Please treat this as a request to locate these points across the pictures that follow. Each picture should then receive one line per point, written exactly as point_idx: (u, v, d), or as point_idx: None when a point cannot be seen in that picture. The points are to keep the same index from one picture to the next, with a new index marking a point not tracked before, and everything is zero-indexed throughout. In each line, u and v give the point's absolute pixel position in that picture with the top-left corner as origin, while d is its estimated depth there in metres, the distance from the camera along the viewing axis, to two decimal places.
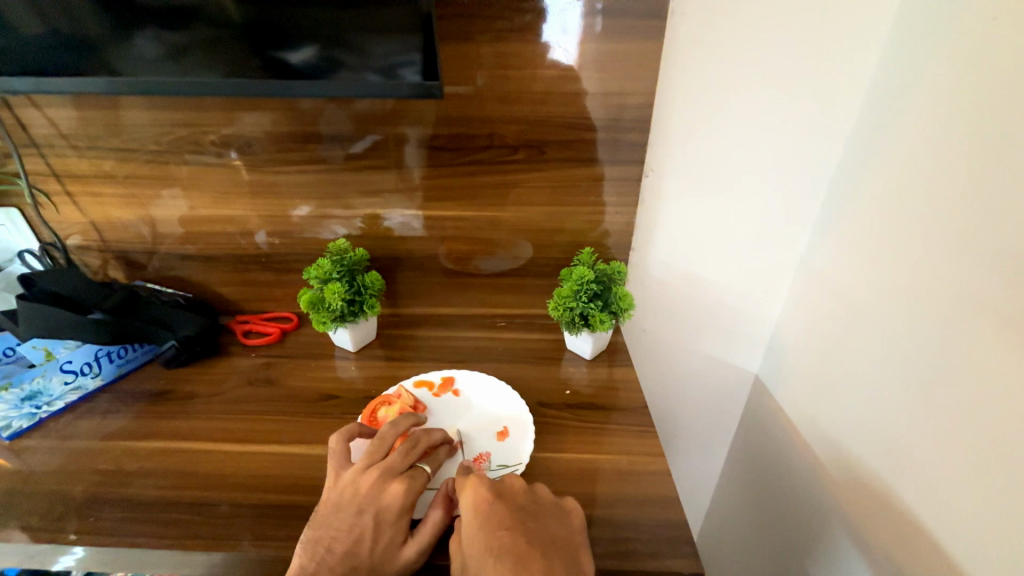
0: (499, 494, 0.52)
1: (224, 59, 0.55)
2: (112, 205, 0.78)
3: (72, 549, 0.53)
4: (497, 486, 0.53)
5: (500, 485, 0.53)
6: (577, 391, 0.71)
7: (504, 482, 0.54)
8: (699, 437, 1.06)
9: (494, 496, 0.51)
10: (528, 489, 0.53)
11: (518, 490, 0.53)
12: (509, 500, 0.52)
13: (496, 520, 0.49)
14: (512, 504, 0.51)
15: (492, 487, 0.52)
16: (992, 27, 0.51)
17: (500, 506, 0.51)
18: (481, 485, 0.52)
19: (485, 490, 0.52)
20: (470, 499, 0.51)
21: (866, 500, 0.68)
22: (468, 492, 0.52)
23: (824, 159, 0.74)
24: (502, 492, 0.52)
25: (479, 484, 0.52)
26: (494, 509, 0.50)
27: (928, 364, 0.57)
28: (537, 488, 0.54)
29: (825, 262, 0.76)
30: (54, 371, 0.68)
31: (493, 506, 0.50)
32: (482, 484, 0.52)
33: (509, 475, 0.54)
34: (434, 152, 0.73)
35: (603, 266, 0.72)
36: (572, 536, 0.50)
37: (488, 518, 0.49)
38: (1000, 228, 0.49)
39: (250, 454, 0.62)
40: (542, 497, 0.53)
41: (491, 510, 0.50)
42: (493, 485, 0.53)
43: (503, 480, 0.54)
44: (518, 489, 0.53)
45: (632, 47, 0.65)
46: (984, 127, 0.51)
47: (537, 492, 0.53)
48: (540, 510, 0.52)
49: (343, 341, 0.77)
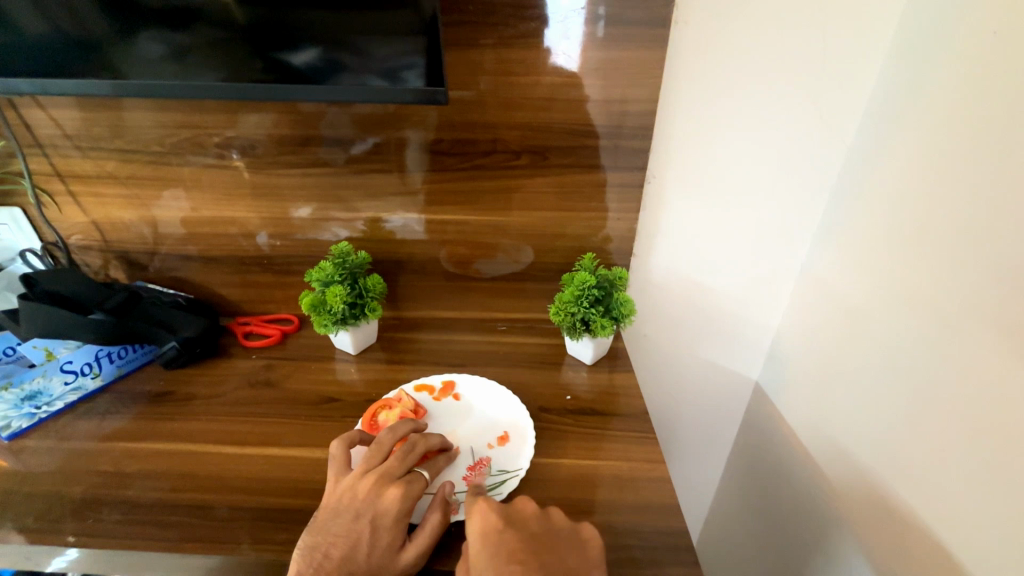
0: (510, 521, 0.51)
1: (226, 61, 0.56)
2: (114, 205, 0.78)
3: (68, 551, 0.53)
4: (508, 512, 0.52)
5: (510, 511, 0.52)
6: (577, 396, 0.71)
7: (514, 508, 0.53)
8: (699, 443, 1.05)
9: (504, 524, 0.50)
10: (540, 514, 0.53)
11: (529, 516, 0.52)
12: (520, 528, 0.51)
13: (506, 549, 0.48)
14: (523, 531, 0.50)
15: (502, 513, 0.52)
16: (993, 39, 0.51)
17: (511, 534, 0.50)
18: (490, 510, 0.51)
19: (494, 516, 0.51)
20: (480, 527, 0.50)
21: (865, 507, 0.68)
22: (477, 517, 0.51)
23: (824, 168, 0.74)
24: (513, 520, 0.51)
25: (488, 509, 0.52)
26: (504, 539, 0.49)
27: (929, 370, 0.57)
28: (550, 513, 0.53)
29: (826, 270, 0.76)
30: (54, 371, 0.68)
31: (504, 533, 0.50)
32: (493, 510, 0.52)
33: (519, 501, 0.54)
34: (435, 156, 0.73)
35: (604, 272, 0.72)
36: (589, 567, 0.48)
37: (498, 547, 0.48)
38: (1000, 236, 0.50)
39: (250, 457, 0.62)
40: (557, 521, 0.52)
41: (500, 537, 0.49)
42: (503, 511, 0.52)
43: (514, 505, 0.53)
44: (529, 514, 0.53)
45: (634, 55, 0.66)
46: (985, 136, 0.51)
47: (550, 517, 0.53)
48: (552, 536, 0.51)
49: (344, 344, 0.77)
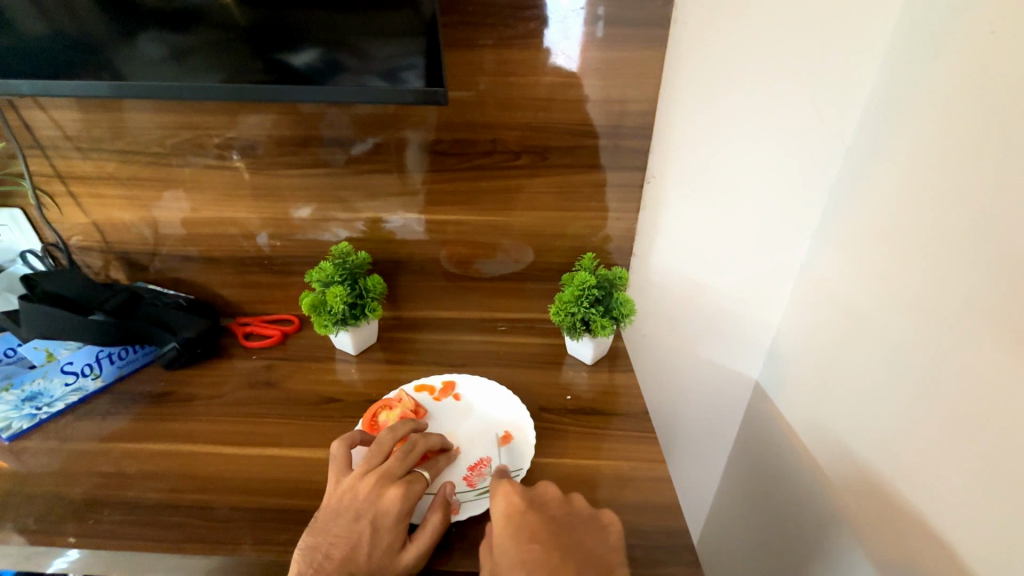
0: (533, 504, 0.51)
1: (227, 62, 0.56)
2: (115, 206, 0.78)
3: (69, 552, 0.53)
4: (531, 495, 0.52)
5: (533, 494, 0.53)
6: (577, 395, 0.71)
7: (537, 491, 0.53)
8: (699, 442, 1.05)
9: (528, 507, 0.51)
10: (562, 499, 0.53)
11: (551, 499, 0.53)
12: (543, 511, 0.51)
13: (530, 531, 0.49)
14: (546, 514, 0.51)
15: (526, 495, 0.52)
16: (992, 38, 0.51)
17: (533, 516, 0.50)
18: (514, 493, 0.52)
19: (518, 498, 0.51)
20: (504, 508, 0.51)
21: (865, 506, 0.68)
22: (501, 499, 0.52)
23: (823, 168, 0.74)
24: (536, 502, 0.52)
25: (512, 492, 0.52)
26: (526, 520, 0.49)
27: (927, 369, 0.58)
28: (571, 498, 0.54)
29: (826, 269, 0.76)
30: (54, 371, 0.68)
31: (527, 515, 0.50)
32: (517, 493, 0.52)
33: (541, 485, 0.54)
34: (435, 157, 0.73)
35: (604, 272, 0.72)
36: (607, 552, 0.49)
37: (521, 527, 0.49)
38: (1000, 235, 0.50)
39: (251, 457, 0.62)
40: (577, 507, 0.53)
41: (524, 518, 0.50)
42: (527, 494, 0.52)
43: (536, 488, 0.54)
44: (551, 498, 0.53)
45: (634, 55, 0.66)
46: (986, 135, 0.51)
47: (571, 502, 0.53)
48: (573, 521, 0.51)
49: (344, 344, 0.77)
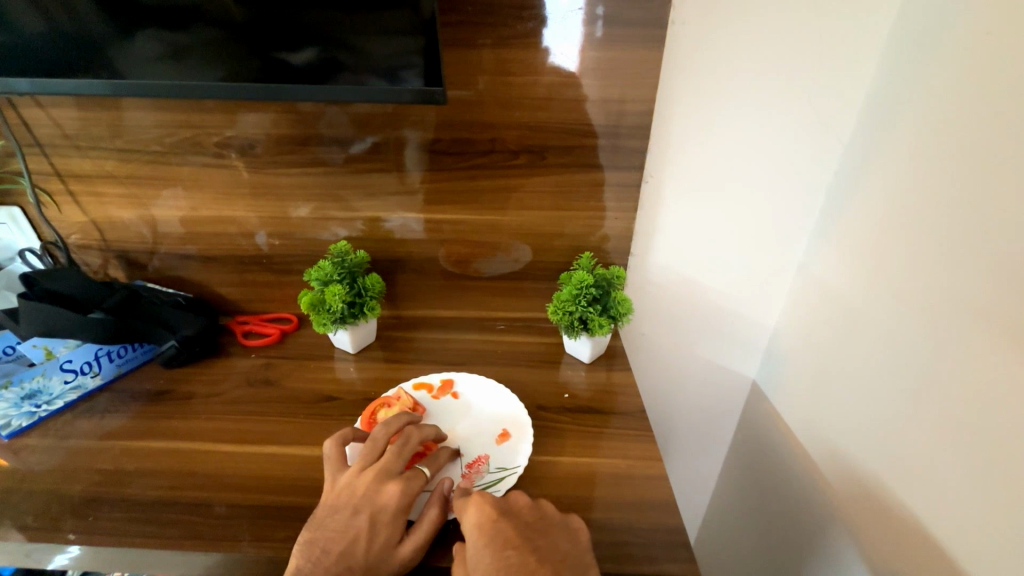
0: (504, 511, 0.52)
1: (225, 60, 0.56)
2: (114, 205, 0.78)
3: (69, 548, 0.53)
4: (504, 503, 0.53)
5: (505, 503, 0.53)
6: (575, 394, 0.71)
7: (509, 500, 0.53)
8: (698, 441, 1.06)
9: (499, 515, 0.51)
10: (533, 505, 0.53)
11: (523, 507, 0.53)
12: (514, 517, 0.51)
13: (503, 539, 0.49)
14: (517, 521, 0.51)
15: (498, 504, 0.52)
16: (990, 39, 0.52)
17: (506, 524, 0.50)
18: (487, 503, 0.52)
19: (489, 507, 0.51)
20: (476, 518, 0.51)
21: (862, 503, 0.68)
22: (473, 510, 0.51)
23: (822, 167, 0.75)
24: (508, 509, 0.52)
25: (484, 501, 0.52)
26: (499, 528, 0.50)
27: (925, 366, 0.58)
28: (542, 503, 0.54)
29: (825, 267, 0.76)
30: (54, 370, 0.68)
31: (499, 524, 0.50)
32: (488, 502, 0.52)
33: (513, 493, 0.54)
34: (435, 156, 0.73)
35: (602, 271, 0.72)
36: (580, 553, 0.49)
37: (494, 535, 0.49)
38: (999, 231, 0.50)
39: (249, 455, 0.62)
40: (549, 511, 0.53)
41: (497, 527, 0.50)
42: (499, 503, 0.52)
43: (508, 497, 0.54)
44: (523, 505, 0.53)
45: (631, 55, 0.66)
46: (982, 134, 0.52)
47: (542, 506, 0.53)
48: (546, 525, 0.51)
49: (342, 343, 0.77)
